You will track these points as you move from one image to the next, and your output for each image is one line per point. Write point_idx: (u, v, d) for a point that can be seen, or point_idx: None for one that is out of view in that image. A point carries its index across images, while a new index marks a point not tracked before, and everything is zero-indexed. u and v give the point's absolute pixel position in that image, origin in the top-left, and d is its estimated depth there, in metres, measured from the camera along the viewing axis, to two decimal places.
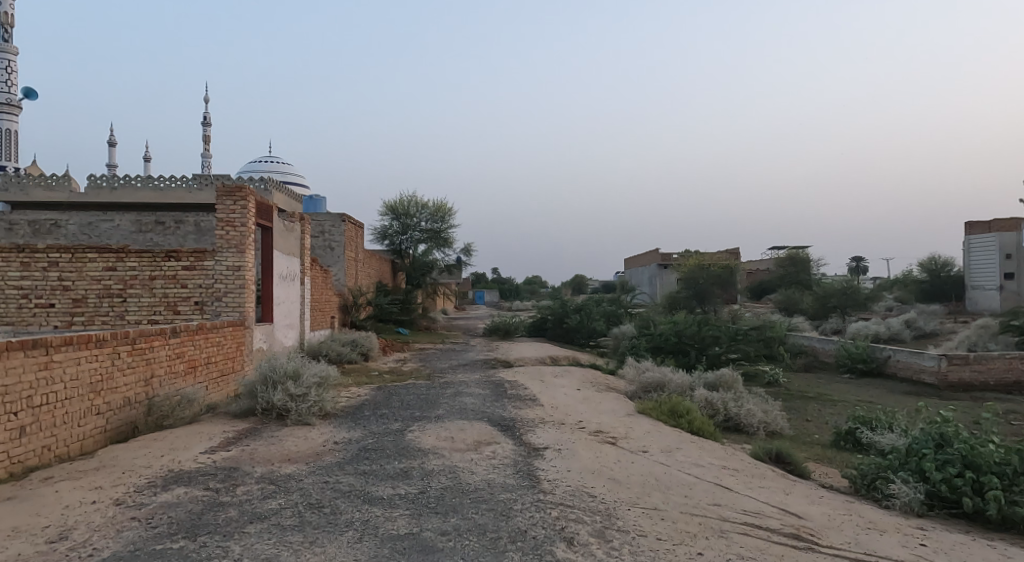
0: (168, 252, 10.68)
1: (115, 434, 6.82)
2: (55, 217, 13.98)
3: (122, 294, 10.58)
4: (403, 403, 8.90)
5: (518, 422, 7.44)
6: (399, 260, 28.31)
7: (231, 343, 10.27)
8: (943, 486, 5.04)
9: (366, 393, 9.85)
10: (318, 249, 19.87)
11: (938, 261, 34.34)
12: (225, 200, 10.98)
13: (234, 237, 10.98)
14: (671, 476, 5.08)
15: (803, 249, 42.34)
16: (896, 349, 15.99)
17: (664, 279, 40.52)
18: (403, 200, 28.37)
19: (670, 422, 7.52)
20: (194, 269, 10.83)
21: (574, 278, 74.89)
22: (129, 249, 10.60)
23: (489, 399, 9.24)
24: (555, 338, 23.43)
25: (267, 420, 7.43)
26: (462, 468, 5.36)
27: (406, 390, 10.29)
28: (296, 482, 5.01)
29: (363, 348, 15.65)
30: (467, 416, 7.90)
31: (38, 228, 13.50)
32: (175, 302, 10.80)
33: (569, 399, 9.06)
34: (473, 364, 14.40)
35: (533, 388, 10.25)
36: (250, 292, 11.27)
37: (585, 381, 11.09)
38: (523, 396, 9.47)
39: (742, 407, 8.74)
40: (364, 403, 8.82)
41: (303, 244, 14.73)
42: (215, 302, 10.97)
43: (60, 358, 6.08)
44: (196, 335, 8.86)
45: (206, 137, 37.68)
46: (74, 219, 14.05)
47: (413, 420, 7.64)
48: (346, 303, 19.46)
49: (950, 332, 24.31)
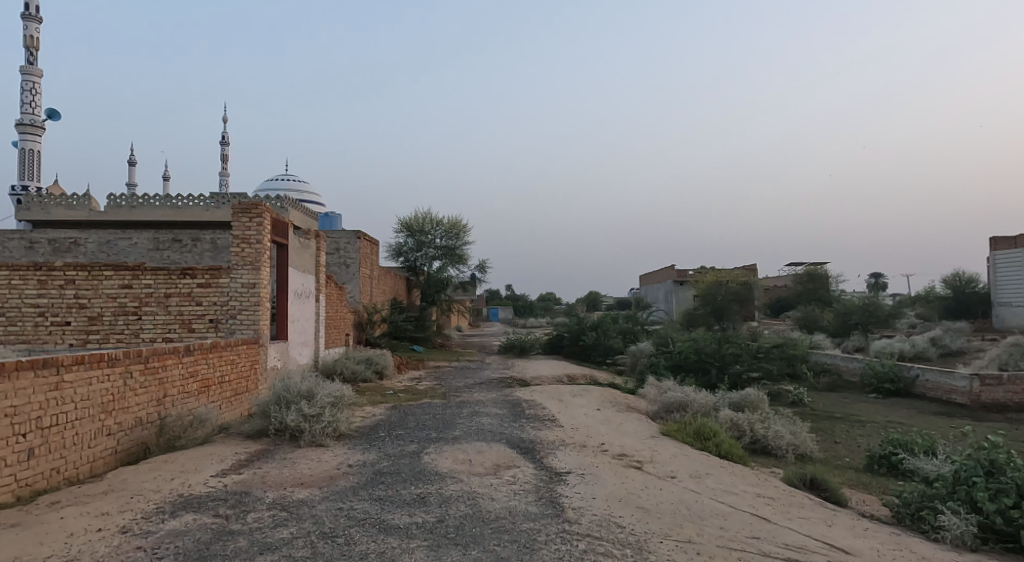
0: (183, 270, 10.79)
1: (127, 455, 6.70)
2: (75, 235, 14.23)
3: (138, 311, 10.69)
4: (419, 423, 8.67)
5: (537, 444, 7.18)
6: (413, 277, 28.30)
7: (245, 361, 10.19)
8: (997, 518, 4.70)
9: (380, 413, 9.62)
10: (333, 266, 19.87)
11: (962, 277, 33.84)
12: (241, 217, 11.10)
13: (249, 254, 11.08)
14: (704, 505, 4.78)
15: (822, 265, 42.00)
16: (925, 369, 15.55)
17: (680, 296, 40.21)
18: (418, 217, 28.39)
19: (697, 444, 7.21)
20: (209, 286, 10.91)
21: (589, 295, 74.66)
22: (145, 267, 10.73)
23: (506, 420, 9.00)
24: (572, 356, 23.17)
25: (279, 441, 7.24)
26: (481, 495, 5.12)
27: (422, 409, 10.06)
28: (309, 508, 4.80)
29: (377, 366, 15.43)
30: (484, 437, 7.66)
31: (58, 247, 13.76)
32: (190, 320, 10.86)
33: (589, 419, 8.79)
34: (489, 382, 14.15)
35: (551, 408, 9.98)
36: (264, 310, 11.29)
37: (605, 400, 10.80)
38: (541, 416, 9.23)
39: (770, 429, 8.50)
40: (379, 424, 8.60)
41: (318, 261, 14.66)
42: (229, 320, 11.02)
43: (71, 378, 5.97)
44: (209, 353, 8.83)
45: (223, 156, 37.98)
46: (92, 238, 14.31)
47: (429, 442, 7.41)
48: (360, 321, 19.21)
49: (978, 349, 23.62)
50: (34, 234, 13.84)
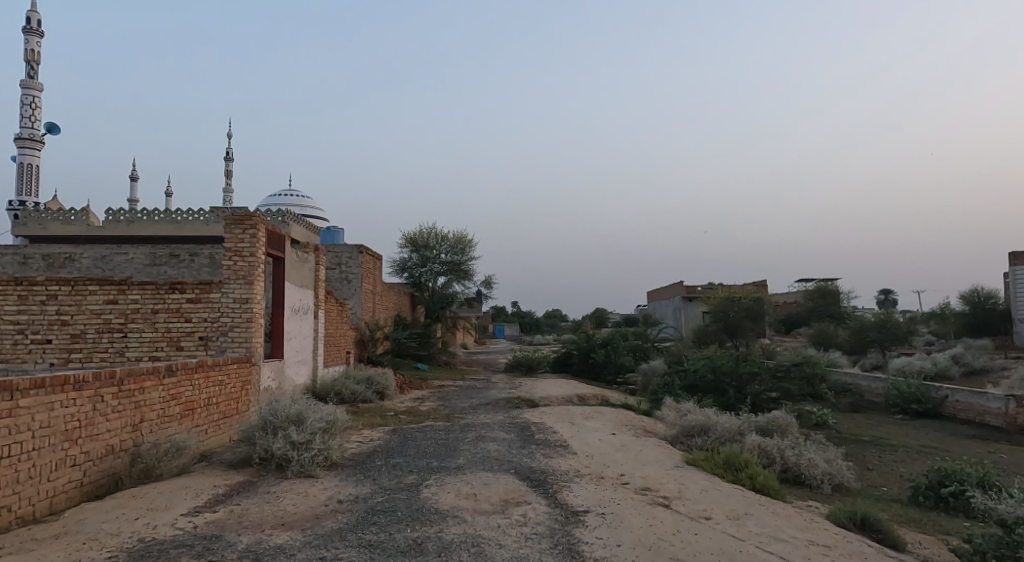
0: (172, 284, 10.23)
1: (94, 488, 6.07)
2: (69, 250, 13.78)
3: (123, 329, 10.11)
4: (419, 450, 7.99)
5: (549, 475, 6.49)
6: (418, 293, 27.75)
7: (234, 381, 9.55)
8: None
9: (378, 438, 8.93)
10: (334, 281, 19.29)
11: (981, 293, 32.92)
12: (234, 228, 10.59)
13: (243, 268, 10.52)
14: (750, 555, 4.07)
15: (834, 282, 41.26)
16: (955, 389, 14.78)
17: (690, 312, 39.47)
18: (423, 232, 27.83)
19: (728, 475, 6.49)
20: (199, 302, 10.33)
21: (596, 311, 73.86)
22: (132, 281, 10.18)
23: (514, 445, 8.30)
24: (581, 374, 22.46)
25: (264, 471, 6.56)
26: (487, 539, 4.42)
27: (423, 434, 9.35)
28: (286, 558, 4.11)
29: (378, 386, 14.73)
30: (491, 467, 6.97)
31: (51, 262, 13.30)
32: (178, 337, 10.26)
33: (604, 445, 8.09)
34: (496, 403, 13.43)
35: (562, 433, 9.27)
36: (257, 327, 10.67)
37: (619, 424, 10.08)
38: (552, 442, 8.52)
39: (802, 457, 7.82)
40: (376, 451, 7.91)
41: (317, 276, 14.06)
42: (220, 337, 10.41)
43: (28, 403, 5.35)
44: (194, 374, 8.24)
45: (227, 172, 37.69)
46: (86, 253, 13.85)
47: (430, 472, 6.73)
48: (362, 338, 18.53)
49: (1002, 367, 22.74)
50: (27, 250, 13.40)
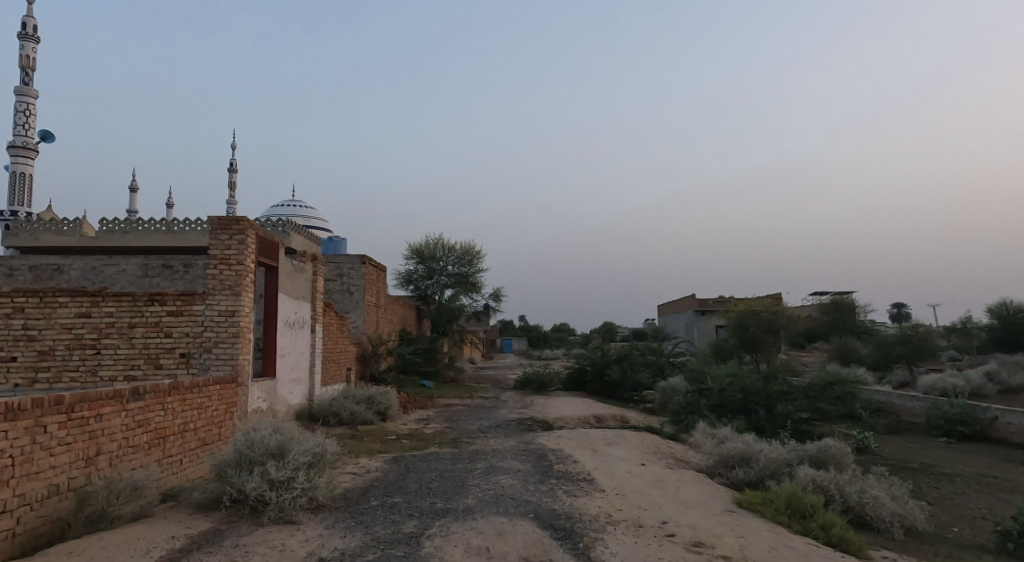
0: (150, 295, 9.27)
1: (31, 538, 5.06)
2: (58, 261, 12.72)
3: (96, 345, 9.14)
4: (422, 485, 6.93)
5: (577, 522, 5.43)
6: (423, 306, 26.75)
7: (217, 404, 8.53)
8: None
9: (376, 469, 7.88)
10: (335, 293, 18.33)
11: (1009, 306, 31.57)
12: (220, 234, 9.67)
13: (229, 278, 9.57)
14: None
15: (850, 295, 40.07)
16: (1007, 410, 13.58)
17: (703, 326, 38.28)
18: (429, 244, 26.90)
19: (792, 522, 5.42)
20: (181, 315, 9.36)
21: (605, 325, 72.59)
22: (107, 292, 9.23)
23: (531, 480, 7.22)
24: (595, 392, 21.31)
25: (236, 517, 5.52)
26: None
27: (427, 463, 8.30)
28: None
29: (380, 407, 13.67)
30: (506, 509, 5.91)
31: (40, 274, 12.25)
32: (157, 354, 9.28)
33: (635, 481, 7.00)
34: (507, 425, 12.36)
35: (584, 463, 8.19)
36: (245, 342, 9.67)
37: (647, 452, 8.98)
38: (574, 475, 7.43)
39: (867, 493, 6.76)
40: (372, 487, 6.87)
41: (315, 287, 13.09)
42: (203, 354, 9.41)
43: None
44: (167, 397, 7.24)
45: (231, 184, 36.93)
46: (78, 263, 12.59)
47: (434, 516, 5.68)
48: (364, 353, 17.50)
49: None
50: (15, 261, 12.46)
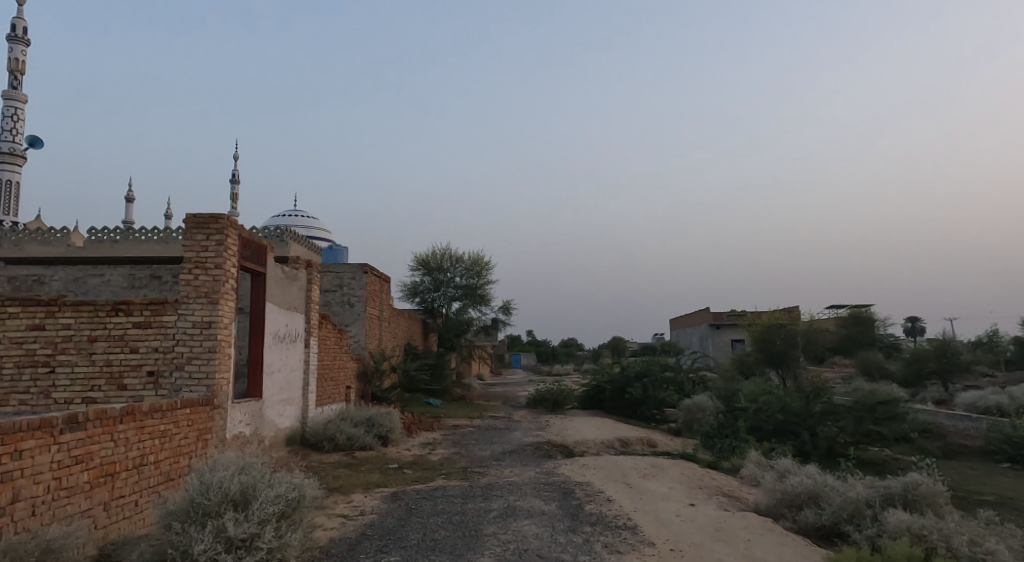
0: (114, 305, 8.03)
1: None
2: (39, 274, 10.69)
3: (50, 362, 7.89)
4: (425, 535, 5.60)
5: None
6: (430, 320, 25.46)
7: (185, 431, 7.25)
8: None
9: (372, 510, 6.55)
10: (335, 305, 17.08)
11: None
12: (195, 233, 8.44)
13: (205, 284, 8.33)
14: None
15: (867, 308, 38.57)
16: None
17: (719, 341, 36.76)
18: (436, 254, 25.66)
19: None
20: (149, 327, 8.10)
21: (614, 340, 70.94)
22: (64, 301, 8.00)
23: (558, 527, 5.87)
24: (614, 411, 19.88)
25: None
26: None
27: (433, 502, 6.96)
28: None
29: (381, 430, 12.35)
30: None
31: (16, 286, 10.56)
32: (121, 373, 8.02)
33: (689, 529, 5.64)
34: (523, 451, 10.98)
35: (620, 502, 6.84)
36: (224, 358, 8.40)
37: (691, 487, 7.60)
38: (611, 520, 6.08)
39: (983, 546, 5.37)
40: (365, 537, 5.54)
41: (310, 296, 11.83)
42: (174, 373, 8.14)
43: None
44: (118, 425, 5.96)
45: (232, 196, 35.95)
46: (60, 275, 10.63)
47: None
48: (366, 370, 16.20)
49: None
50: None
